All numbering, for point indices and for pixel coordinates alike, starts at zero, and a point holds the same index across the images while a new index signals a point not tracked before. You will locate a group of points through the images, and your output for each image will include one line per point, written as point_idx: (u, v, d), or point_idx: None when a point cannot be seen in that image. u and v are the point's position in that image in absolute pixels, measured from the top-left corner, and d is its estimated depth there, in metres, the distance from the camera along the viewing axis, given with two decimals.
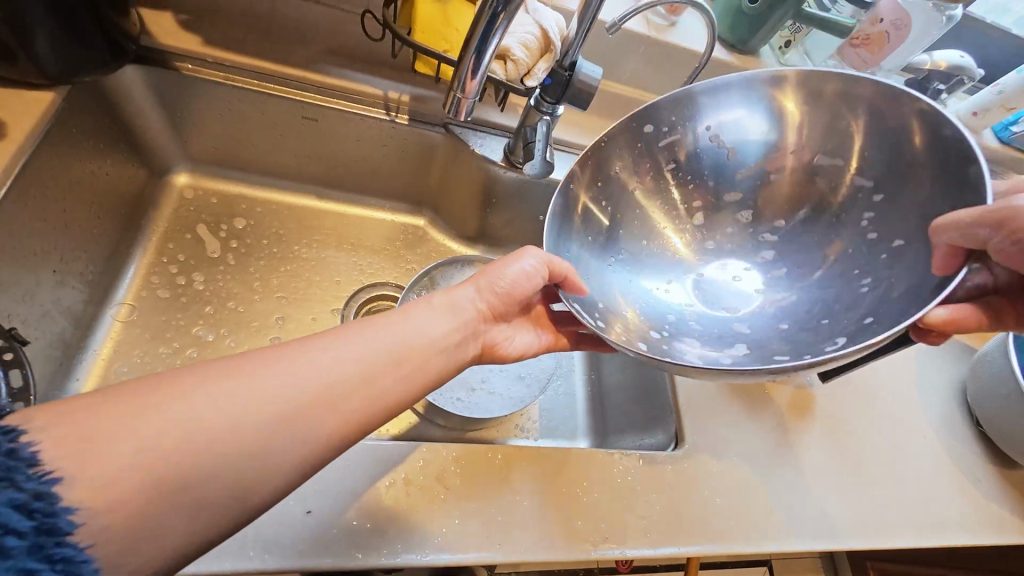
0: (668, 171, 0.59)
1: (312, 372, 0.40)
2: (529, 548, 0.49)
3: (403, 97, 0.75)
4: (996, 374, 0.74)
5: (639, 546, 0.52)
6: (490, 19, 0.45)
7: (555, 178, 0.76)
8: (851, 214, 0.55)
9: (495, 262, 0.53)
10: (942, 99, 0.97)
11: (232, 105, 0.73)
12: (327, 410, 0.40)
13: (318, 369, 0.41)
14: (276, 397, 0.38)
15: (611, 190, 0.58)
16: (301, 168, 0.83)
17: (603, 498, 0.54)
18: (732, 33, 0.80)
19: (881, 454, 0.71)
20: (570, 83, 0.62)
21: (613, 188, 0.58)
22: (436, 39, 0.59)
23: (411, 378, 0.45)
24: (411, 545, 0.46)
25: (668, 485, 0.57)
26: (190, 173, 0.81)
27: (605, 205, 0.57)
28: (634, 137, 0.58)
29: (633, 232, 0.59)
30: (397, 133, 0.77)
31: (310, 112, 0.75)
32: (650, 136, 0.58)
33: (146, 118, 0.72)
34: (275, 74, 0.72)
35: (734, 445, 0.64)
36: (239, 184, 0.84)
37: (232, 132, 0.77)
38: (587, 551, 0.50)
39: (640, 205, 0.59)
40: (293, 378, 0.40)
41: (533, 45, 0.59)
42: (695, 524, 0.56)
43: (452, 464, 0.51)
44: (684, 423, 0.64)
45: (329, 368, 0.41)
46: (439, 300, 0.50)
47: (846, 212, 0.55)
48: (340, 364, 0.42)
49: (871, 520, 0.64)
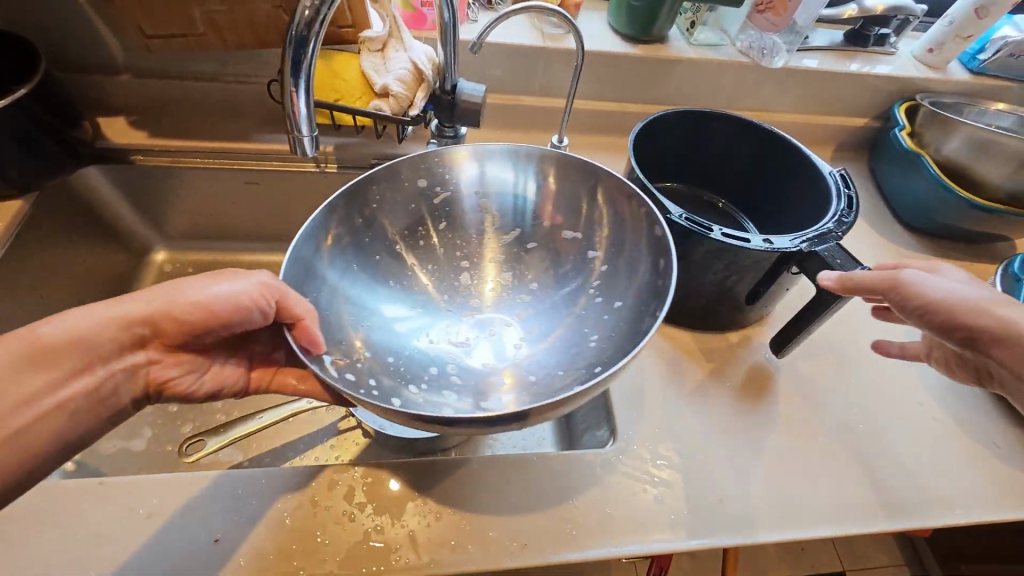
0: (416, 208, 0.64)
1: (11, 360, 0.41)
2: (445, 561, 0.49)
3: (328, 148, 0.81)
4: None
5: (565, 551, 0.51)
6: (296, 43, 0.42)
7: None
8: (567, 271, 0.64)
9: (191, 278, 0.47)
10: (892, 42, 0.92)
11: (184, 184, 0.82)
12: None
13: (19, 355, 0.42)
14: None
15: (388, 217, 0.63)
16: (259, 228, 0.91)
17: (525, 504, 0.53)
18: (630, 26, 0.81)
19: (860, 430, 0.65)
20: (455, 104, 0.65)
21: (389, 218, 0.63)
22: (326, 90, 0.65)
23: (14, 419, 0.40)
24: (324, 566, 0.47)
25: (599, 485, 0.55)
26: (168, 250, 0.91)
27: (388, 222, 0.62)
28: (393, 186, 0.62)
29: (412, 244, 0.64)
30: (331, 182, 0.83)
31: (252, 177, 0.82)
32: (424, 184, 0.64)
33: (116, 208, 0.82)
34: (214, 149, 0.80)
35: (678, 437, 0.61)
36: (209, 252, 0.93)
37: (192, 207, 0.86)
38: (506, 560, 0.50)
39: (403, 231, 0.64)
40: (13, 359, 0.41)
41: (407, 78, 0.63)
42: (631, 524, 0.53)
43: (366, 484, 0.52)
44: (621, 419, 0.62)
45: None
46: (75, 320, 0.44)
47: (549, 269, 0.65)
48: None
49: (846, 504, 0.58)
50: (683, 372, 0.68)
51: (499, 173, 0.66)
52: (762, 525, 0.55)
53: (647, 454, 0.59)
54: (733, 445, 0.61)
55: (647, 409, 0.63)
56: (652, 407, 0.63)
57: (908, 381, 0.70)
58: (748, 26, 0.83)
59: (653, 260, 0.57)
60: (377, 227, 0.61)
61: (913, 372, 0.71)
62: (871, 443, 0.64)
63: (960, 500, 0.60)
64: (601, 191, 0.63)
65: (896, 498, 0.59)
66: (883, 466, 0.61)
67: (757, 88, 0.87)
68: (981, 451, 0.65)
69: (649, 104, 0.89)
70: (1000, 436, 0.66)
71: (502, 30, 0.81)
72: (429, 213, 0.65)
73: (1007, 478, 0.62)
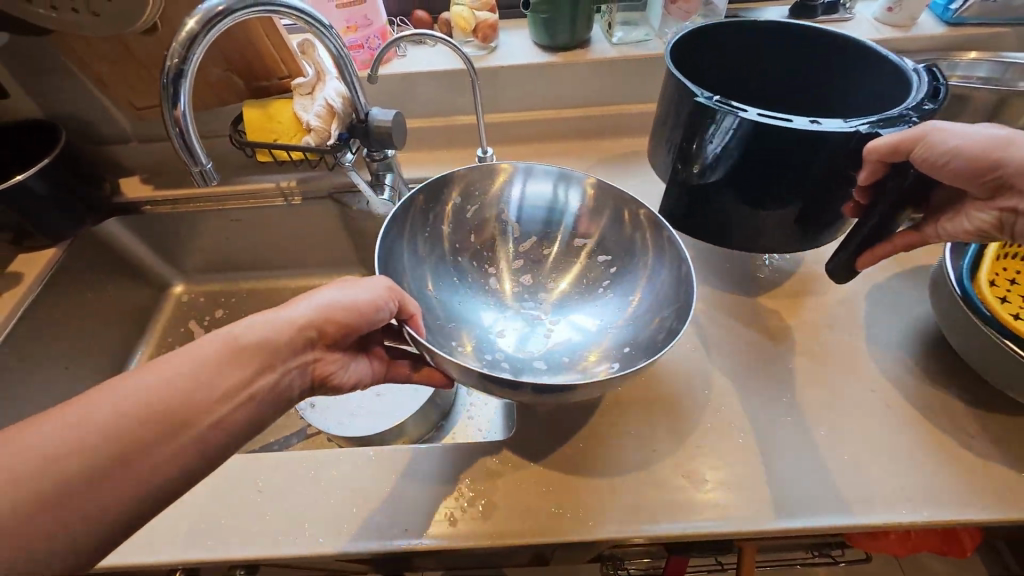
0: (457, 215, 0.75)
1: (185, 371, 0.45)
2: (327, 540, 0.53)
3: (291, 183, 0.92)
4: (940, 295, 0.58)
5: (438, 535, 0.53)
6: (167, 92, 0.50)
7: None
8: (579, 266, 0.74)
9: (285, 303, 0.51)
10: (846, 9, 0.86)
11: (185, 226, 0.97)
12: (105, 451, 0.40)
13: (197, 364, 0.45)
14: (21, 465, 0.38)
15: (446, 219, 0.74)
16: (252, 259, 1.05)
17: (407, 490, 0.56)
18: (545, 35, 0.84)
19: (789, 420, 0.59)
20: (367, 130, 0.73)
21: (449, 222, 0.74)
22: (265, 133, 0.77)
23: (201, 397, 0.44)
24: (225, 541, 0.53)
25: (482, 474, 0.57)
26: (184, 284, 1.07)
27: (434, 232, 0.73)
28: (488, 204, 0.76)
29: (516, 243, 0.76)
30: (298, 212, 0.95)
31: (235, 214, 0.96)
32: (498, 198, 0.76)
33: (136, 251, 0.99)
34: (203, 195, 0.95)
35: (575, 428, 0.60)
36: (215, 282, 1.08)
37: (195, 246, 1.02)
38: (381, 541, 0.53)
39: (511, 228, 0.75)
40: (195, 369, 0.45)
41: (323, 113, 0.73)
42: (507, 512, 0.54)
43: (272, 470, 0.58)
44: (520, 410, 0.62)
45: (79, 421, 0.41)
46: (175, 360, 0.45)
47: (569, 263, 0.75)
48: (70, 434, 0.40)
49: (755, 498, 0.53)
50: (596, 362, 0.65)
51: (540, 188, 0.75)
52: (652, 517, 0.53)
53: (540, 445, 0.59)
54: (635, 436, 0.59)
55: (549, 400, 0.62)
56: (554, 398, 0.63)
57: (859, 364, 0.63)
58: (669, 19, 0.84)
59: (675, 267, 0.65)
60: (427, 223, 0.72)
61: (868, 355, 0.63)
62: (801, 433, 0.58)
63: (904, 496, 0.52)
64: (624, 214, 0.71)
65: (817, 493, 0.53)
66: (809, 459, 0.55)
67: None
68: (947, 442, 0.56)
69: (584, 108, 0.90)
70: (973, 425, 0.57)
71: (433, 61, 0.89)
72: (487, 224, 0.76)
73: (974, 474, 0.54)
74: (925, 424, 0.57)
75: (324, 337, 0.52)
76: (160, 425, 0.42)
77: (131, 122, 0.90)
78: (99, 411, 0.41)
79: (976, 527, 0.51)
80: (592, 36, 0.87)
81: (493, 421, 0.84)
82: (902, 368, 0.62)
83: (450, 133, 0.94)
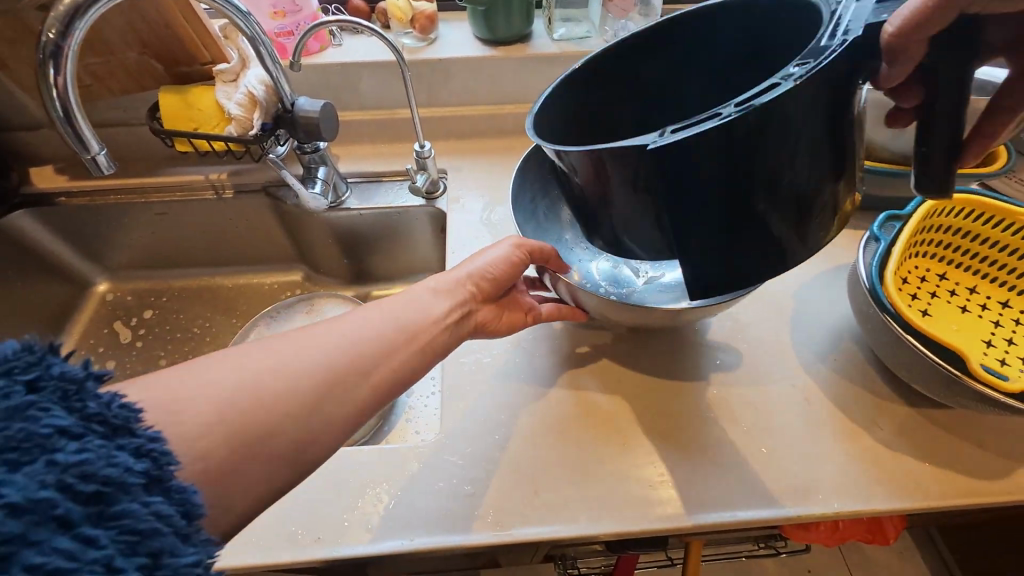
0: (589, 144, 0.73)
1: (328, 348, 0.43)
2: (233, 552, 0.50)
3: (221, 175, 0.88)
4: (852, 291, 0.60)
5: (355, 542, 0.51)
6: (43, 68, 0.46)
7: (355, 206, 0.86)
8: None
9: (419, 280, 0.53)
10: None
11: (107, 219, 0.91)
12: (296, 407, 0.40)
13: (337, 336, 0.44)
14: (230, 395, 0.38)
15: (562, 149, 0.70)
16: (185, 256, 0.99)
17: (324, 497, 0.53)
18: (485, 33, 0.84)
19: (714, 415, 0.59)
20: (294, 120, 0.70)
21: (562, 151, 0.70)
22: (186, 122, 0.73)
23: (358, 364, 0.44)
24: None
25: (405, 477, 0.55)
26: (110, 281, 1.01)
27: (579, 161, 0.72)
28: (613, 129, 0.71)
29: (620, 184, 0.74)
30: (231, 206, 0.91)
31: (160, 208, 0.91)
32: None
33: (52, 246, 0.92)
34: (126, 186, 0.89)
35: (503, 426, 0.59)
36: (145, 281, 1.02)
37: (121, 242, 0.96)
38: (293, 551, 0.50)
39: None
40: (304, 353, 0.42)
41: (244, 101, 0.69)
42: (429, 515, 0.52)
43: None
44: (447, 411, 0.60)
45: (268, 371, 0.40)
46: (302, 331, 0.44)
47: None
48: (263, 376, 0.40)
49: (682, 493, 0.53)
50: (527, 359, 0.65)
51: None
52: (576, 515, 0.52)
53: (463, 446, 0.57)
54: (564, 432, 0.58)
55: (477, 397, 0.61)
56: (482, 395, 0.62)
57: (783, 358, 0.64)
58: (608, 16, 0.85)
59: None
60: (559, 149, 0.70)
61: (791, 349, 0.65)
62: (727, 427, 0.58)
63: (822, 487, 0.54)
64: None
65: (739, 486, 0.53)
66: (734, 452, 0.56)
67: None
68: (864, 432, 0.58)
69: (527, 103, 0.89)
70: (889, 414, 0.59)
71: (369, 51, 0.86)
72: None
73: (888, 461, 0.55)
74: (844, 415, 0.59)
75: (473, 297, 0.54)
76: (345, 391, 0.42)
77: (41, 107, 0.83)
78: (299, 377, 0.41)
79: (888, 514, 0.53)
80: (533, 31, 0.86)
81: (432, 422, 0.83)
82: (823, 361, 0.64)
83: (392, 125, 0.91)
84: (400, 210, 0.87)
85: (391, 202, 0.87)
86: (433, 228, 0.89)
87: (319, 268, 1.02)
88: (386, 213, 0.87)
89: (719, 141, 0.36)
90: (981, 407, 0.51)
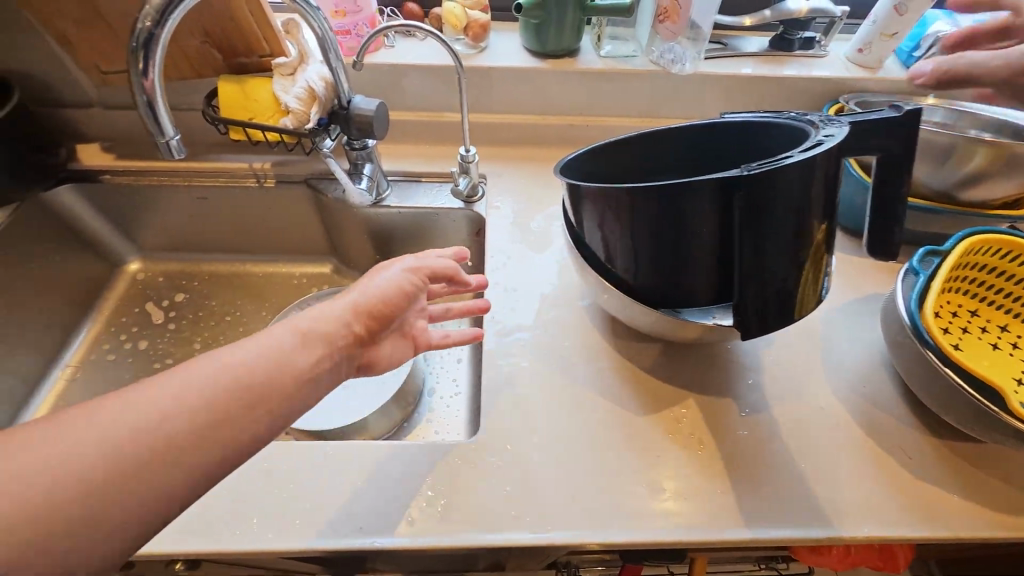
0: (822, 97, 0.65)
1: (217, 375, 0.40)
2: (276, 537, 0.51)
3: (265, 165, 0.89)
4: (887, 322, 0.62)
5: (396, 533, 0.52)
6: (134, 56, 0.48)
7: (397, 205, 0.88)
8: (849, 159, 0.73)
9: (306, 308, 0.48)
10: (821, 46, 0.90)
11: (147, 200, 0.92)
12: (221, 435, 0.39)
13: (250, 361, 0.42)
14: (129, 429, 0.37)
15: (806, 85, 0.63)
16: (221, 242, 1.01)
17: (365, 488, 0.55)
18: (533, 44, 0.86)
19: (746, 433, 0.60)
20: (349, 117, 0.71)
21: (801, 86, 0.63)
22: (241, 112, 0.74)
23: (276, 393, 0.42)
24: (171, 536, 0.51)
25: (444, 474, 0.56)
26: (142, 260, 1.02)
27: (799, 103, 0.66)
28: None
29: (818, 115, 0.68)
30: (271, 196, 0.92)
31: (202, 193, 0.92)
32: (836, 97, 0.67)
33: (91, 222, 0.93)
34: (169, 169, 0.90)
35: (540, 430, 0.60)
36: (178, 263, 1.03)
37: (158, 223, 0.97)
38: (335, 538, 0.51)
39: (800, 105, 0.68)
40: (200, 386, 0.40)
41: (303, 95, 0.70)
42: (468, 512, 0.53)
43: None
44: (485, 411, 0.62)
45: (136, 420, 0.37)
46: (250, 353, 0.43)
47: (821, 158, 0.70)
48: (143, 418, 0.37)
49: (716, 508, 0.54)
50: (565, 365, 0.66)
51: None
52: (612, 523, 0.53)
53: (500, 447, 0.59)
54: (600, 441, 0.59)
55: (514, 399, 0.63)
56: (519, 397, 0.63)
57: (814, 381, 0.65)
58: (656, 37, 0.85)
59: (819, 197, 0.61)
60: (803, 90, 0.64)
61: (822, 372, 0.66)
62: (759, 445, 0.59)
63: (852, 511, 0.55)
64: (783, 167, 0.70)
65: (772, 504, 0.55)
66: (766, 471, 0.57)
67: (675, 96, 0.89)
68: (894, 460, 0.59)
69: (570, 116, 0.91)
70: (916, 444, 0.60)
71: (419, 54, 0.88)
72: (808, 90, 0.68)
73: (915, 490, 0.57)
74: (874, 442, 0.60)
75: (373, 325, 0.50)
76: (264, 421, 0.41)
77: (95, 86, 0.85)
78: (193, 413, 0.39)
79: (915, 541, 0.54)
80: (581, 46, 0.88)
81: (456, 421, 0.84)
82: (853, 387, 0.65)
83: (435, 128, 0.93)
84: (439, 212, 0.88)
85: (434, 204, 0.88)
86: (471, 232, 0.90)
87: (352, 262, 1.03)
88: (427, 213, 0.88)
89: (738, 193, 0.45)
90: (1012, 442, 0.52)
